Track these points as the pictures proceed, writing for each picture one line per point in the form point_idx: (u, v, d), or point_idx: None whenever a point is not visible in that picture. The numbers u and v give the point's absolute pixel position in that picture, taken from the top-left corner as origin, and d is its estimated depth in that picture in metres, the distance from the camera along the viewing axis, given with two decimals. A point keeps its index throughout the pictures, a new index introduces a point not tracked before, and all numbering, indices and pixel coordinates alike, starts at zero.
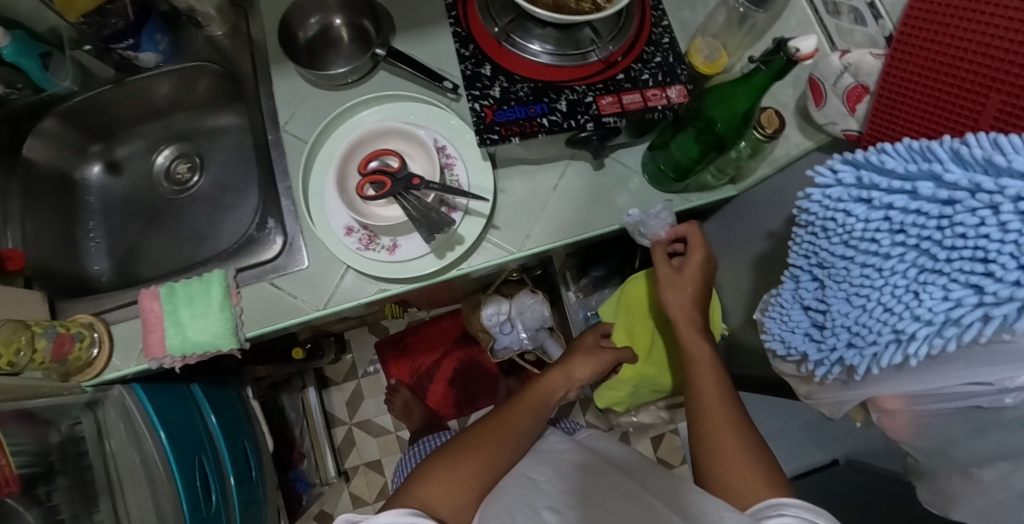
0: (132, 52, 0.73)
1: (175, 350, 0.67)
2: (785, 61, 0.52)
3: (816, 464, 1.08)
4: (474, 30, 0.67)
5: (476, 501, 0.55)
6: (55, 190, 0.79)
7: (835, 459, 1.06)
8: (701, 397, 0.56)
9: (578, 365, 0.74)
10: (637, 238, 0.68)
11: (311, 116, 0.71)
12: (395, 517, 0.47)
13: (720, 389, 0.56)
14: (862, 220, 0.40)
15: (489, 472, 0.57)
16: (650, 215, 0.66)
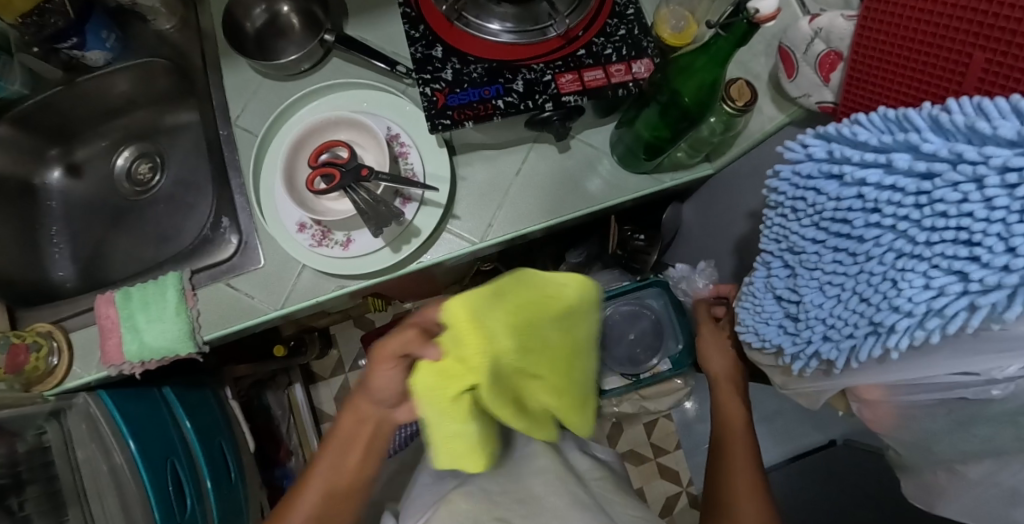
0: (78, 51, 0.70)
1: (133, 356, 0.65)
2: (745, 25, 0.47)
3: (814, 445, 1.05)
4: (424, 10, 0.63)
5: None
6: (13, 197, 0.77)
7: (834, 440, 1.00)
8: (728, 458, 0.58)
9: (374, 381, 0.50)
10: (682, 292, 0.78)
11: (263, 109, 0.69)
12: None
13: (748, 456, 0.57)
14: (833, 199, 0.38)
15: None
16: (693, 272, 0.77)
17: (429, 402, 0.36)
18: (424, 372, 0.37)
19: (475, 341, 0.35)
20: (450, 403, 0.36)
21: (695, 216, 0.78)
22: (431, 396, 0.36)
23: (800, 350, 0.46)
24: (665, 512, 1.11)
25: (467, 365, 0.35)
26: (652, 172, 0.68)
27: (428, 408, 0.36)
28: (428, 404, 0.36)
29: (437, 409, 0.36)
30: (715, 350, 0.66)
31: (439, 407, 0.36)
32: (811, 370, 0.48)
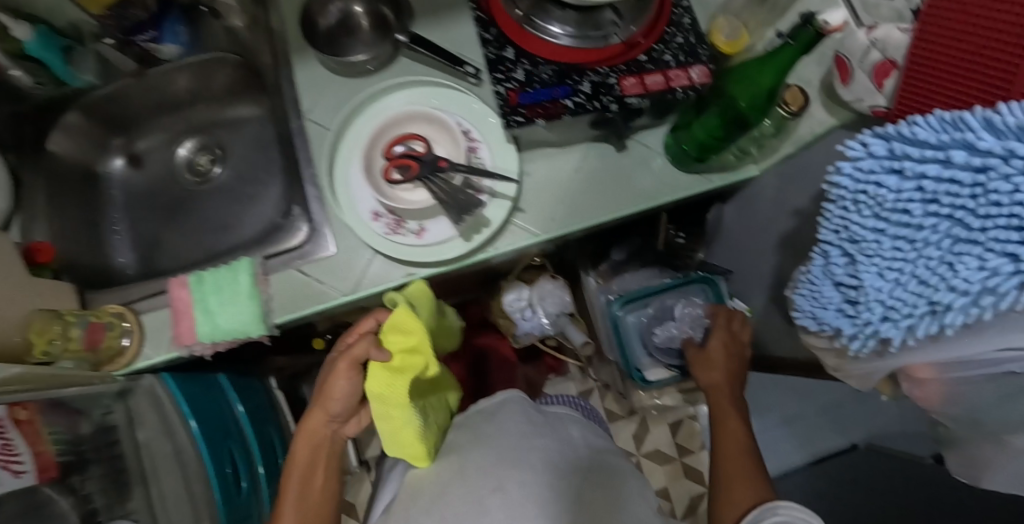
0: (153, 43, 0.75)
1: (205, 337, 0.67)
2: (813, 34, 0.52)
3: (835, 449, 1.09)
4: (495, 13, 0.67)
5: None
6: (78, 184, 0.80)
7: (854, 444, 1.05)
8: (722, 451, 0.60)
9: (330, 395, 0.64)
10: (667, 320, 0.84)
11: (334, 103, 0.72)
12: None
13: (741, 449, 0.60)
14: (893, 191, 0.35)
15: None
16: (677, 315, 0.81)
17: (378, 388, 0.55)
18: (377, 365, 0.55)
19: (402, 343, 0.55)
20: (396, 386, 0.55)
21: (733, 218, 0.82)
22: (379, 384, 0.55)
23: (860, 330, 0.50)
24: (689, 512, 1.14)
25: (402, 362, 0.54)
26: (703, 173, 0.71)
27: (379, 391, 0.55)
28: (382, 387, 0.55)
29: (382, 395, 0.55)
30: (702, 359, 0.72)
31: (382, 394, 0.55)
32: (866, 352, 0.53)
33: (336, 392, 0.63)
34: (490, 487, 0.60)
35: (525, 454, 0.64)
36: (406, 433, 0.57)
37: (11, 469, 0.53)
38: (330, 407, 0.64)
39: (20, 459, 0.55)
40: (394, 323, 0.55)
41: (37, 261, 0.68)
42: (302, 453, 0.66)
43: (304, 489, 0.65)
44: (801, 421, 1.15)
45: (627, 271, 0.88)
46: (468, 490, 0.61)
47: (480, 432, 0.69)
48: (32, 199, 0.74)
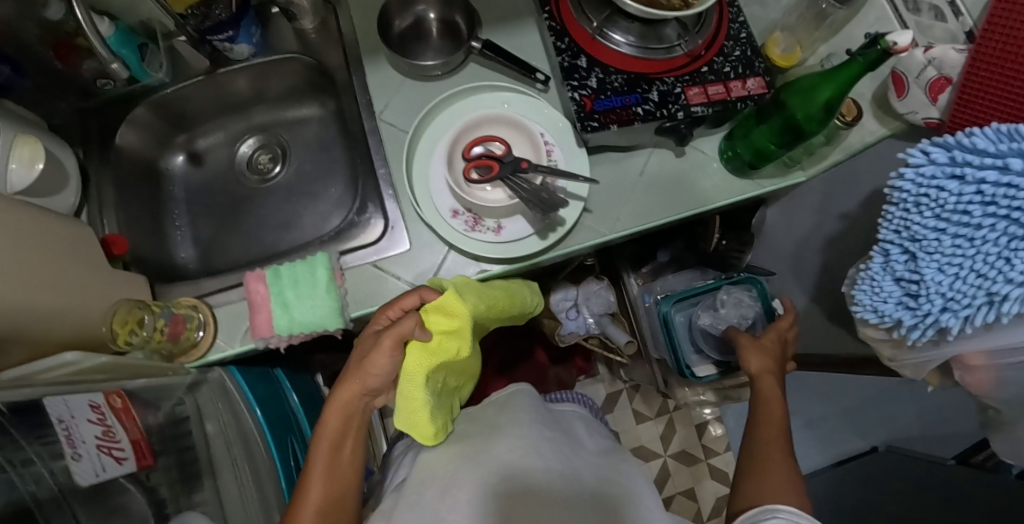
0: (228, 43, 0.75)
1: (282, 330, 0.68)
2: (880, 54, 0.56)
3: (857, 450, 1.16)
4: (568, 24, 0.71)
5: None
6: (142, 179, 0.81)
7: (874, 446, 1.14)
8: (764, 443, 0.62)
9: (371, 363, 0.60)
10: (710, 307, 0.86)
11: (405, 105, 0.74)
12: None
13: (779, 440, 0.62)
14: (954, 195, 0.44)
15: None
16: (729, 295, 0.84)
17: (414, 361, 0.57)
18: (417, 342, 0.58)
19: (443, 324, 0.59)
20: (430, 363, 0.58)
21: (779, 220, 0.88)
22: (415, 360, 0.57)
23: (919, 321, 0.55)
24: (716, 511, 1.18)
25: (440, 341, 0.59)
26: (754, 178, 0.76)
27: (413, 365, 0.57)
28: (417, 363, 0.57)
29: (415, 370, 0.57)
30: (754, 347, 0.71)
31: (414, 368, 0.57)
32: (924, 341, 0.57)
33: (378, 363, 0.59)
34: (500, 471, 0.56)
35: (537, 442, 0.60)
36: (418, 417, 0.58)
37: (114, 456, 0.55)
38: (368, 381, 0.60)
39: (122, 446, 0.57)
40: (437, 305, 0.60)
41: (113, 253, 0.70)
42: (331, 426, 0.61)
43: (330, 464, 0.61)
44: (824, 422, 1.20)
45: (669, 273, 0.92)
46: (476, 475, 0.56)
47: (493, 420, 0.65)
48: (101, 193, 0.75)
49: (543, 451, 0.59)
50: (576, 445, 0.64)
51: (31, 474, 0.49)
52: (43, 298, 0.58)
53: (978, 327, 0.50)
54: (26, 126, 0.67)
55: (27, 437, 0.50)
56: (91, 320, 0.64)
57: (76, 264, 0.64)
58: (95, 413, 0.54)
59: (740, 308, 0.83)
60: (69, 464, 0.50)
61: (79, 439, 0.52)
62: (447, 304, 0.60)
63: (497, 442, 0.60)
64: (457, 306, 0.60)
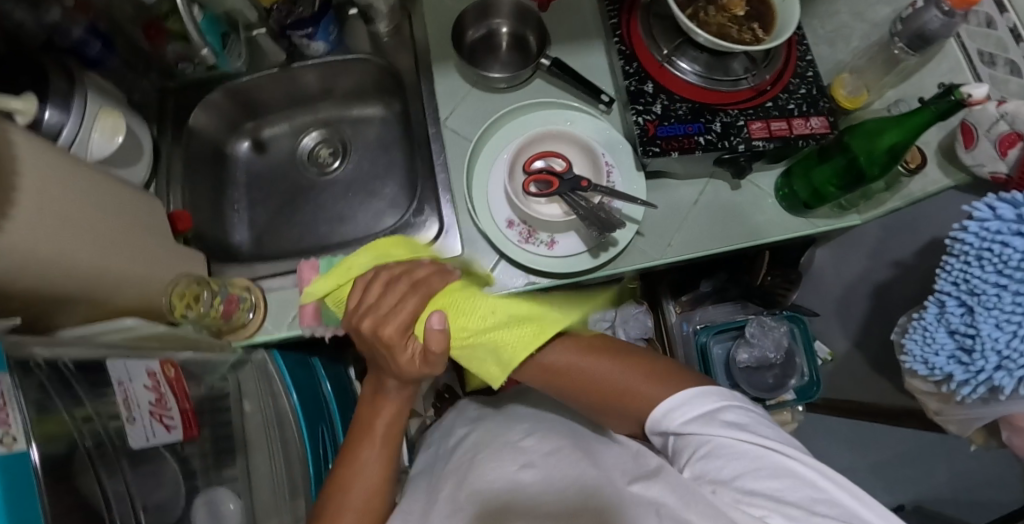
0: (307, 39, 0.77)
1: (330, 319, 0.70)
2: (954, 104, 0.57)
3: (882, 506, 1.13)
4: (637, 49, 0.73)
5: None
6: (210, 160, 0.85)
7: (901, 503, 1.11)
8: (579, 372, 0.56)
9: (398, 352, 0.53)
10: (749, 333, 0.88)
11: (469, 115, 0.76)
12: None
13: (587, 358, 0.57)
14: (1020, 251, 0.48)
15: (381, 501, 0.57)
16: (762, 327, 0.88)
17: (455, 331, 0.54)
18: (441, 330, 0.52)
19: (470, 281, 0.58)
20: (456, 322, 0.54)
21: (828, 261, 0.87)
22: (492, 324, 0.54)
23: (971, 377, 0.54)
24: None
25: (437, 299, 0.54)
26: (808, 217, 0.76)
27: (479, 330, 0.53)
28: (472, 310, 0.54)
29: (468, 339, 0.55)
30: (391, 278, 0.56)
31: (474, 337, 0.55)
32: (974, 398, 0.56)
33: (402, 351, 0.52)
34: (517, 465, 0.58)
35: (558, 429, 0.63)
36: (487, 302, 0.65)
37: (163, 423, 0.56)
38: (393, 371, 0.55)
39: (171, 414, 0.58)
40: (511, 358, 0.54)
41: (177, 228, 0.74)
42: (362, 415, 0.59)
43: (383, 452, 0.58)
44: (851, 475, 1.18)
45: (708, 304, 0.96)
46: (494, 465, 0.58)
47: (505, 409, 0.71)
48: (170, 168, 0.78)
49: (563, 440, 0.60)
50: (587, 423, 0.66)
51: (90, 430, 0.49)
52: (116, 266, 0.61)
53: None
54: (111, 99, 0.70)
55: (86, 392, 0.51)
56: (152, 291, 0.67)
57: (149, 238, 0.68)
58: (152, 379, 0.56)
59: (769, 335, 0.88)
60: (125, 426, 0.51)
61: (136, 403, 0.53)
62: (370, 253, 0.61)
63: (511, 430, 0.64)
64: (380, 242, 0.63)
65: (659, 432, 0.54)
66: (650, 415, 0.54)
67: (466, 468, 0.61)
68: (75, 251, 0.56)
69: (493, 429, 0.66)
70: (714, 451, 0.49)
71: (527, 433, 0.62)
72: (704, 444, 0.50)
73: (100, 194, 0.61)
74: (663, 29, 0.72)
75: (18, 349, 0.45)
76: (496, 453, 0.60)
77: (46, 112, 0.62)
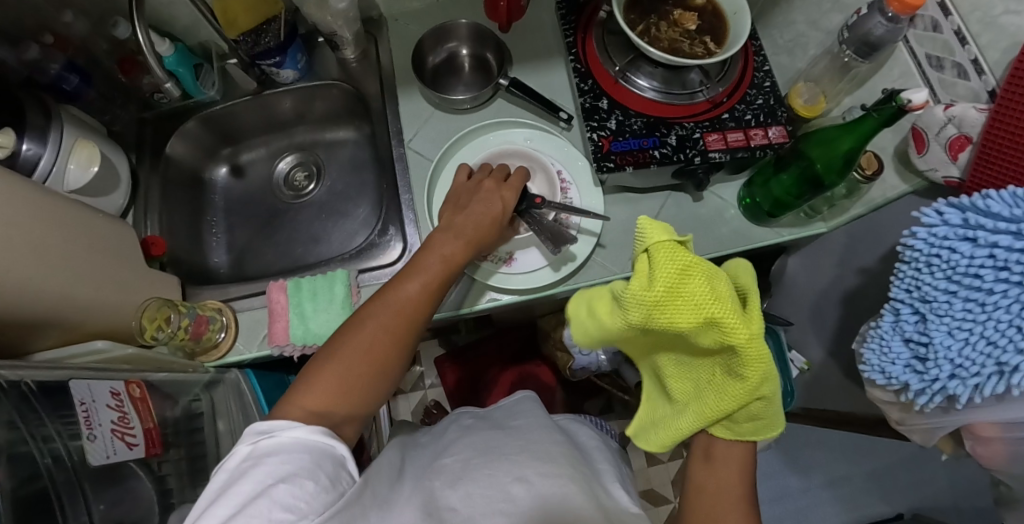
0: (276, 68, 0.80)
1: (298, 339, 0.72)
2: (896, 109, 0.58)
3: (879, 516, 1.11)
4: (592, 66, 0.74)
5: (370, 398, 0.53)
6: (188, 185, 0.89)
7: (899, 512, 1.09)
8: (726, 485, 0.51)
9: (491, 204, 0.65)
10: None
11: (432, 136, 0.78)
12: (309, 432, 0.46)
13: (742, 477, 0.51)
14: (966, 257, 0.46)
15: (386, 371, 0.54)
16: None
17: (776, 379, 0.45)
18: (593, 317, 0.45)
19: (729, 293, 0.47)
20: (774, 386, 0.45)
21: (800, 268, 0.87)
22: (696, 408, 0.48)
23: (926, 386, 0.52)
24: None
25: (754, 350, 0.41)
26: (773, 226, 0.77)
27: (692, 368, 0.48)
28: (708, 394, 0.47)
29: (713, 406, 0.47)
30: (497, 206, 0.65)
31: (715, 408, 0.46)
32: (933, 406, 0.55)
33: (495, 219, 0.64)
34: (511, 477, 0.53)
35: (552, 449, 0.59)
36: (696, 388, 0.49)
37: (125, 441, 0.58)
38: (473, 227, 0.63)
39: (134, 433, 0.60)
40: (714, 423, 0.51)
41: (151, 252, 0.76)
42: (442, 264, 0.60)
43: (422, 304, 0.57)
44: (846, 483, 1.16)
45: None
46: (488, 474, 0.54)
47: (503, 425, 0.67)
48: (148, 196, 0.81)
49: (556, 459, 0.57)
50: (575, 449, 0.63)
51: (50, 449, 0.52)
52: (85, 291, 0.64)
53: (988, 397, 0.51)
54: (88, 131, 0.74)
55: (50, 415, 0.53)
56: (123, 314, 0.70)
57: (120, 263, 0.70)
58: (115, 399, 0.59)
59: None
60: (85, 444, 0.54)
61: (97, 422, 0.55)
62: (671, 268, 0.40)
63: (506, 444, 0.60)
64: (652, 244, 0.41)
65: None
66: None
67: (459, 471, 0.55)
68: (42, 279, 0.58)
69: (488, 439, 0.62)
70: None
71: (523, 450, 0.58)
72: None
73: (72, 223, 0.64)
74: (618, 45, 0.74)
75: None
76: (495, 464, 0.55)
77: (23, 145, 0.66)
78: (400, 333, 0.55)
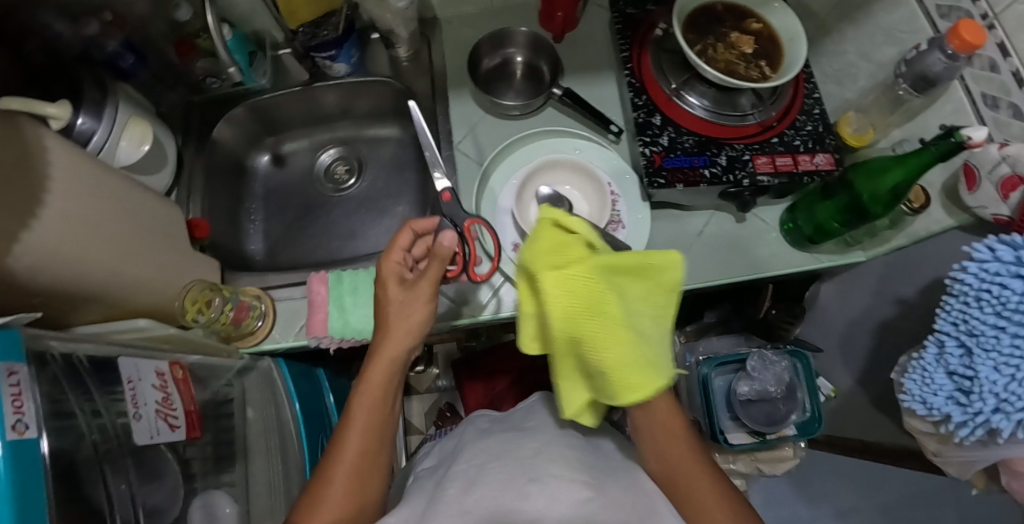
0: (330, 61, 0.81)
1: (335, 332, 0.72)
2: (955, 146, 0.59)
3: None
4: (647, 82, 0.75)
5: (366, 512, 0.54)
6: (230, 171, 0.89)
7: None
8: (678, 455, 0.55)
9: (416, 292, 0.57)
10: (752, 355, 0.86)
11: (482, 140, 0.79)
12: None
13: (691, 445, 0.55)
14: (1018, 293, 0.46)
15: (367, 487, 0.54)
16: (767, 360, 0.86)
17: (592, 330, 0.45)
18: None
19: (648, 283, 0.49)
20: (602, 342, 0.46)
21: (834, 295, 0.88)
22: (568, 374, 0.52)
23: (969, 418, 0.52)
24: None
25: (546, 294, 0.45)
26: (813, 251, 0.78)
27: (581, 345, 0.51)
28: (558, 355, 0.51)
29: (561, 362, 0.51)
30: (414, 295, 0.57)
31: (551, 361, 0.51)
32: (974, 440, 0.56)
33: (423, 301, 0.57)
34: (525, 478, 0.54)
35: (564, 451, 0.59)
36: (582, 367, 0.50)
37: (169, 422, 0.58)
38: (402, 327, 0.57)
39: (176, 414, 0.59)
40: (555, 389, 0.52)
41: (194, 235, 0.76)
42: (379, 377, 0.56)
43: (371, 430, 0.55)
44: None
45: (713, 335, 0.95)
46: (501, 476, 0.55)
47: (512, 427, 0.67)
48: (191, 179, 0.82)
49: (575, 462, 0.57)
50: (592, 447, 0.64)
51: (97, 426, 0.51)
52: (134, 269, 0.64)
53: None
54: (141, 109, 0.74)
55: (97, 391, 0.52)
56: (166, 295, 0.69)
57: (165, 243, 0.70)
58: (160, 380, 0.58)
59: (771, 369, 0.87)
60: (131, 423, 0.53)
61: (143, 401, 0.54)
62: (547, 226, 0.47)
63: (522, 448, 0.60)
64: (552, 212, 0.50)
65: None
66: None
67: (468, 475, 0.57)
68: (91, 253, 0.58)
69: (501, 441, 0.62)
70: None
71: (538, 452, 0.58)
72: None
73: (124, 199, 0.64)
74: (673, 64, 0.75)
75: (36, 341, 0.46)
76: (500, 466, 0.57)
77: (78, 119, 0.66)
78: (359, 478, 0.53)
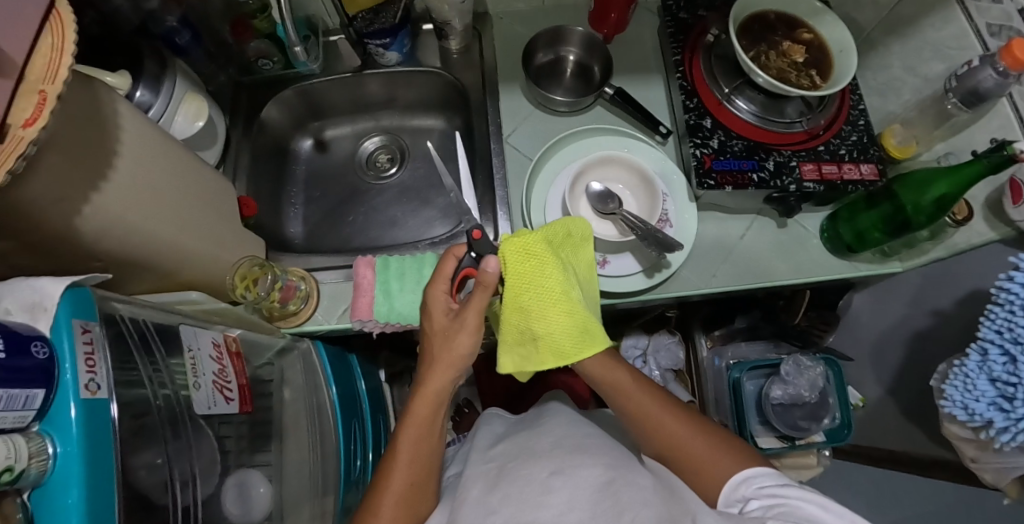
0: (383, 49, 0.82)
1: (381, 316, 0.72)
2: (1006, 159, 0.59)
3: None
4: (698, 86, 0.77)
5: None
6: (274, 153, 0.89)
7: None
8: (670, 426, 0.59)
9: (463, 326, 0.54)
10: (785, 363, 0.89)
11: (532, 134, 0.80)
12: None
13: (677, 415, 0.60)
14: None
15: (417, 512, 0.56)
16: (799, 368, 0.89)
17: (532, 312, 0.54)
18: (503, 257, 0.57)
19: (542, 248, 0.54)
20: (545, 316, 0.54)
21: (868, 305, 0.89)
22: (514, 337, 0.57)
23: (1011, 424, 0.51)
24: None
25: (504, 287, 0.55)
26: (852, 260, 0.79)
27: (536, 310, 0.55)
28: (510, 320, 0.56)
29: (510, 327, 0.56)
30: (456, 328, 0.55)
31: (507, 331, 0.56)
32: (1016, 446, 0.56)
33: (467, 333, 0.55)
34: (548, 472, 0.53)
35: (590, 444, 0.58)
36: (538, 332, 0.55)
37: (223, 395, 0.58)
38: (448, 358, 0.55)
39: (231, 387, 0.59)
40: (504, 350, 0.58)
41: (244, 213, 0.77)
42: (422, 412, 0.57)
43: (416, 461, 0.56)
44: None
45: (741, 341, 1.01)
46: (523, 474, 0.54)
47: (534, 425, 0.66)
48: (237, 157, 0.82)
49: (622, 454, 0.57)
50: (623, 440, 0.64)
51: (163, 395, 0.49)
52: (189, 241, 0.64)
53: None
54: (194, 84, 0.74)
55: (164, 357, 0.51)
56: (215, 270, 0.69)
57: (216, 218, 0.70)
58: (216, 351, 0.58)
59: (805, 374, 0.89)
60: (193, 395, 0.52)
61: (201, 371, 0.55)
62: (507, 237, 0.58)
63: (540, 442, 0.59)
64: None
65: (731, 501, 0.54)
66: (724, 487, 0.55)
67: (496, 475, 0.56)
68: (154, 221, 0.58)
69: (519, 440, 0.62)
70: (782, 510, 0.49)
71: (556, 445, 0.57)
72: (771, 502, 0.51)
73: (182, 170, 0.63)
74: (724, 70, 0.76)
75: (107, 304, 0.44)
76: (523, 463, 0.56)
77: (137, 91, 0.65)
78: (406, 504, 0.55)
